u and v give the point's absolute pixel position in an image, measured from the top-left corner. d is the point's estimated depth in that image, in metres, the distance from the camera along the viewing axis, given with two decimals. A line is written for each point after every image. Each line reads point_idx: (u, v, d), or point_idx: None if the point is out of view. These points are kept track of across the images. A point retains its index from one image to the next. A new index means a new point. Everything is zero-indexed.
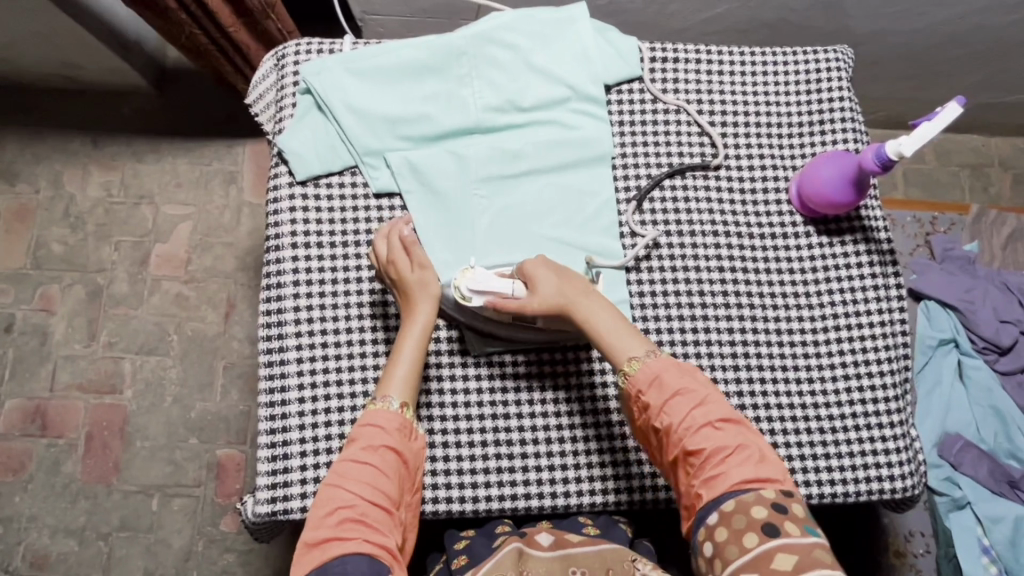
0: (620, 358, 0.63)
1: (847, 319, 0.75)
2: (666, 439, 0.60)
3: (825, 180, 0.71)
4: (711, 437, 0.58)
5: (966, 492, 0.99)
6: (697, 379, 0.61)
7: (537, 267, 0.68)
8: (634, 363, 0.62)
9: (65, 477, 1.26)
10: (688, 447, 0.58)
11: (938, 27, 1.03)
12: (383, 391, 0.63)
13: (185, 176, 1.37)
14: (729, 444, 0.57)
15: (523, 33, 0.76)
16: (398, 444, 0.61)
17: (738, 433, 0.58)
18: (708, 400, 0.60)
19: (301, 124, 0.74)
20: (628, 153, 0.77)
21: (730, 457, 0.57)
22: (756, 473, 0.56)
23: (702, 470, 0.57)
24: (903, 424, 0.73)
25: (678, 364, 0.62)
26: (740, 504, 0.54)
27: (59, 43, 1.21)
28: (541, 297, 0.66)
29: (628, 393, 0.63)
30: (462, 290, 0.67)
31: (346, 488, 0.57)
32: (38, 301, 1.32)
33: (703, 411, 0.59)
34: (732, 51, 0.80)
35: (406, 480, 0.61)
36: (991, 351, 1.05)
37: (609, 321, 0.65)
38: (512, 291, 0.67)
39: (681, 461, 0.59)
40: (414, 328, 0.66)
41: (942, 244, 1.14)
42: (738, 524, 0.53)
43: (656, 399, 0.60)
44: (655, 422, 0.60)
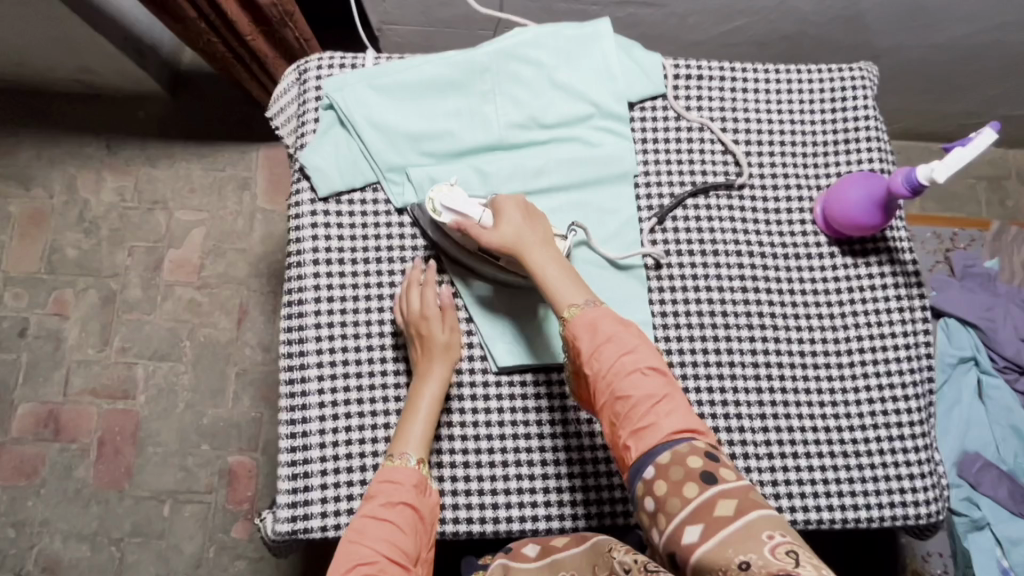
0: (560, 306, 0.63)
1: (870, 342, 0.74)
2: (597, 387, 0.59)
3: (853, 202, 0.71)
4: (640, 385, 0.57)
5: (985, 513, 0.98)
6: (630, 331, 0.61)
7: (507, 206, 0.67)
8: (574, 310, 0.62)
9: (77, 481, 1.26)
10: (616, 394, 0.58)
11: (962, 41, 1.02)
12: (399, 448, 0.64)
13: (199, 182, 1.37)
14: (656, 392, 0.57)
15: (547, 49, 0.75)
16: (416, 502, 0.61)
17: (666, 383, 0.58)
18: (638, 349, 0.59)
19: (324, 140, 0.74)
20: (651, 171, 0.76)
21: (658, 405, 0.56)
22: (683, 421, 0.56)
23: (634, 419, 0.56)
24: (927, 449, 0.72)
25: (613, 314, 0.61)
26: (675, 456, 0.53)
27: (77, 49, 1.21)
28: (503, 232, 0.65)
29: (567, 340, 0.62)
30: (434, 203, 0.67)
31: (364, 544, 0.58)
32: (52, 305, 1.33)
33: (632, 358, 0.58)
34: (756, 69, 0.80)
35: (424, 536, 0.61)
36: (1012, 370, 1.04)
37: (557, 268, 0.64)
38: (478, 219, 0.66)
39: (611, 409, 0.58)
40: (431, 383, 0.66)
41: (962, 261, 1.13)
42: (676, 475, 0.52)
43: (588, 347, 0.60)
44: (585, 371, 0.60)
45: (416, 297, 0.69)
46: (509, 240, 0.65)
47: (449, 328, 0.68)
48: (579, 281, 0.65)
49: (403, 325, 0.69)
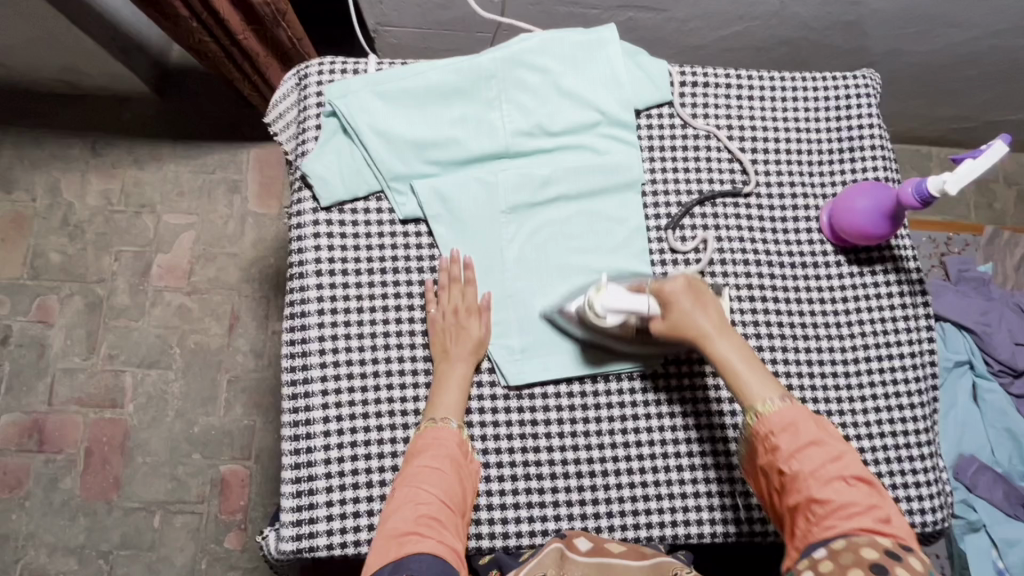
0: (750, 398, 0.60)
1: (876, 349, 0.74)
2: (790, 485, 0.57)
3: (860, 212, 0.70)
4: (842, 491, 0.55)
5: (981, 515, 0.99)
6: (834, 434, 0.59)
7: (676, 291, 0.63)
8: (768, 405, 0.59)
9: (64, 493, 1.23)
10: (814, 496, 0.55)
11: (958, 48, 1.03)
12: (438, 412, 0.65)
13: (188, 185, 1.34)
14: (859, 500, 0.54)
15: (553, 55, 0.74)
16: (461, 457, 0.63)
17: (873, 492, 0.55)
18: (844, 454, 0.57)
19: (326, 147, 0.72)
20: (658, 179, 0.76)
21: (859, 513, 0.54)
22: (878, 528, 0.53)
23: (824, 520, 0.54)
24: (932, 455, 0.73)
25: (814, 417, 0.59)
26: (851, 545, 0.52)
27: (60, 48, 1.17)
28: (681, 320, 0.62)
29: (754, 432, 0.60)
30: (597, 306, 0.63)
31: (418, 488, 0.60)
32: (35, 312, 1.29)
33: (837, 465, 0.56)
34: (762, 76, 0.79)
35: (467, 491, 0.63)
36: (1006, 373, 1.06)
37: (742, 358, 0.61)
38: (648, 309, 0.63)
39: (803, 508, 0.56)
40: (457, 366, 0.67)
41: (956, 266, 1.15)
42: (846, 561, 0.51)
43: (787, 444, 0.58)
44: (780, 467, 0.58)
45: (457, 289, 0.70)
46: (688, 327, 0.62)
47: (486, 325, 0.69)
48: (760, 365, 0.62)
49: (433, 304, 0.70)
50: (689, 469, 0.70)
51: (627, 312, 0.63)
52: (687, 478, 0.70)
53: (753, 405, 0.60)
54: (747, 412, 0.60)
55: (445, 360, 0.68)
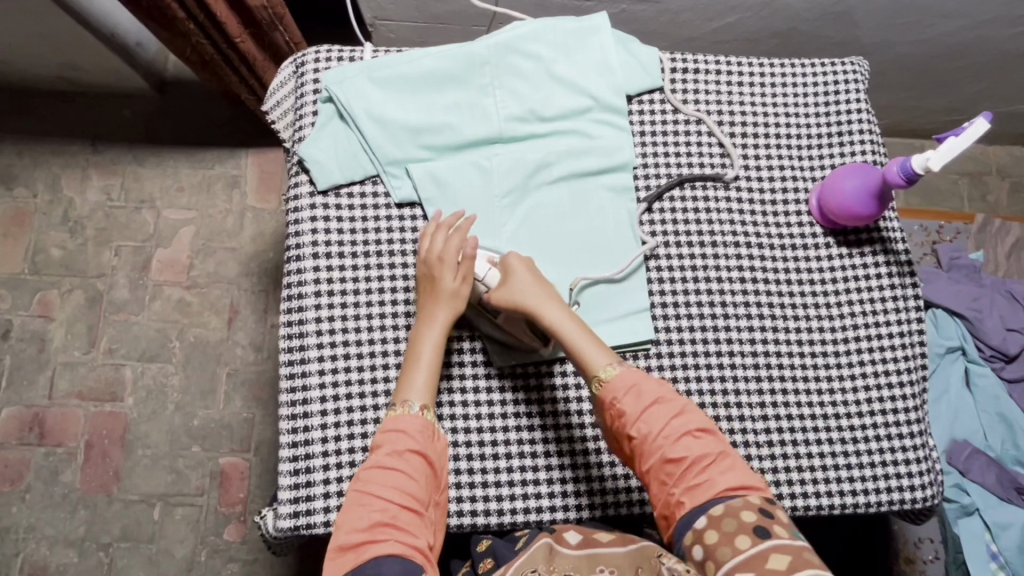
0: (593, 368, 0.64)
1: (866, 329, 0.75)
2: (643, 449, 0.60)
3: (848, 191, 0.72)
4: (691, 446, 0.59)
5: (974, 499, 1.00)
6: (672, 391, 0.63)
7: (517, 265, 0.68)
8: (610, 371, 0.63)
9: (64, 486, 1.23)
10: (667, 457, 0.59)
11: (947, 39, 1.04)
12: (403, 396, 0.64)
13: (187, 180, 1.35)
14: (710, 451, 0.59)
15: (546, 42, 0.75)
16: (425, 447, 0.61)
17: (717, 442, 0.60)
18: (687, 411, 0.61)
19: (323, 133, 0.73)
20: (649, 162, 0.77)
21: (711, 465, 0.58)
22: (741, 482, 0.57)
23: (684, 480, 0.58)
24: (922, 434, 0.74)
25: (651, 376, 0.63)
26: (729, 508, 0.55)
27: (61, 45, 1.19)
28: (510, 291, 0.67)
29: (601, 402, 0.63)
30: None
31: (375, 496, 0.58)
32: (36, 307, 1.30)
33: (681, 421, 0.60)
34: (751, 63, 0.81)
35: (435, 482, 0.62)
36: (998, 359, 1.07)
37: (572, 326, 0.65)
38: (484, 278, 0.68)
39: (660, 471, 0.59)
40: (433, 328, 0.66)
41: (948, 253, 1.16)
42: (728, 527, 0.54)
43: (633, 409, 0.61)
44: (631, 434, 0.61)
45: (441, 235, 0.69)
46: (523, 298, 0.66)
47: (463, 276, 0.68)
48: (591, 332, 0.66)
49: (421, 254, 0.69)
50: None
51: (462, 275, 0.69)
52: None
53: (595, 373, 0.63)
54: (593, 381, 0.63)
55: (424, 318, 0.67)
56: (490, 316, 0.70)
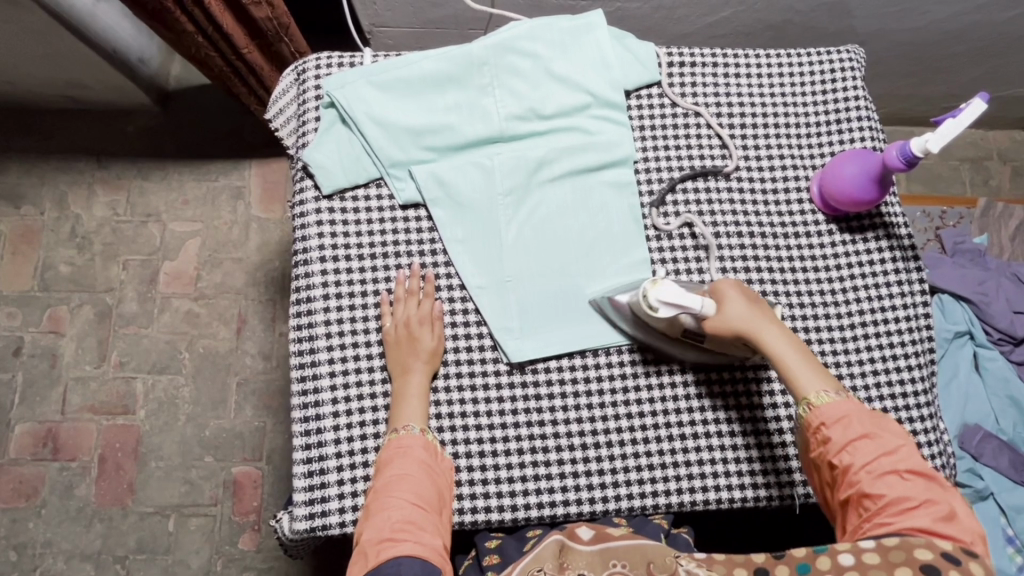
0: (802, 391, 0.63)
1: (872, 315, 0.75)
2: (841, 478, 0.59)
3: (849, 178, 0.72)
4: (895, 487, 0.56)
5: (988, 483, 1.00)
6: (891, 430, 0.59)
7: (731, 289, 0.66)
8: (822, 397, 0.61)
9: (79, 500, 1.24)
10: (865, 491, 0.57)
11: (942, 24, 1.05)
12: (400, 421, 0.66)
13: (192, 193, 1.36)
14: (915, 495, 0.56)
15: (543, 41, 0.76)
16: (430, 461, 0.64)
17: (930, 489, 0.56)
18: (900, 452, 0.58)
19: (326, 138, 0.74)
20: (650, 157, 0.77)
21: (914, 509, 0.55)
22: (934, 527, 0.54)
23: (876, 516, 0.56)
24: (932, 417, 0.74)
25: (871, 413, 0.60)
26: (904, 542, 0.53)
27: (64, 63, 1.20)
28: (728, 316, 0.65)
29: (805, 425, 0.62)
30: (648, 299, 0.65)
31: (392, 496, 0.60)
32: (46, 323, 1.31)
33: (890, 461, 0.57)
34: (747, 54, 0.81)
35: (441, 491, 0.64)
36: (1006, 341, 1.07)
37: (794, 351, 0.64)
38: (700, 309, 0.65)
39: (855, 501, 0.58)
40: (416, 377, 0.68)
41: (952, 238, 1.16)
42: (894, 556, 0.52)
43: (839, 438, 0.59)
44: (832, 461, 0.60)
45: (414, 300, 0.71)
46: (739, 322, 0.65)
47: (439, 335, 0.70)
48: (809, 356, 0.64)
49: (387, 319, 0.70)
50: (693, 436, 0.71)
51: (678, 308, 0.64)
52: (689, 446, 0.71)
53: (804, 396, 0.62)
54: (800, 404, 0.62)
55: (402, 373, 0.68)
56: (697, 340, 0.69)
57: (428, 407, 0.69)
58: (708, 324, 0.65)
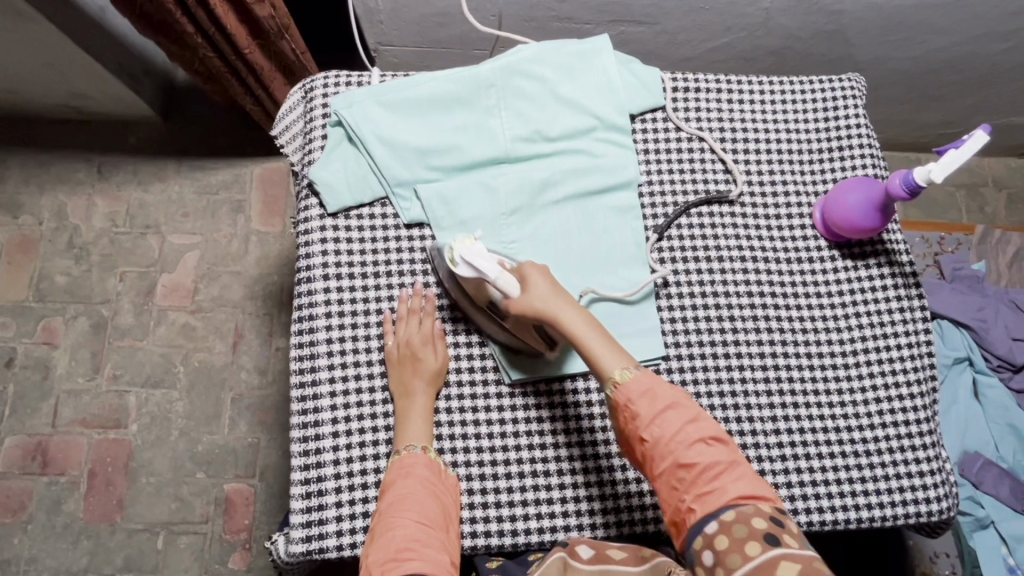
0: (607, 371, 0.60)
1: (875, 341, 0.75)
2: (653, 452, 0.58)
3: (852, 206, 0.73)
4: (704, 453, 0.57)
5: (989, 511, 0.99)
6: (684, 398, 0.60)
7: (536, 270, 0.65)
8: (626, 373, 0.60)
9: (66, 516, 1.22)
10: (679, 461, 0.57)
11: (940, 54, 1.06)
12: (403, 441, 0.66)
13: (192, 205, 1.36)
14: (721, 460, 0.56)
15: (550, 64, 0.77)
16: (435, 479, 0.64)
17: (729, 451, 0.58)
18: (698, 417, 0.59)
19: (332, 156, 0.74)
20: (654, 180, 0.78)
21: (724, 474, 0.56)
22: (751, 490, 0.55)
23: (697, 487, 0.56)
24: (934, 445, 0.73)
25: (665, 383, 0.61)
26: (740, 515, 0.53)
27: (69, 75, 1.20)
28: (529, 296, 0.63)
29: (614, 405, 0.60)
30: (455, 255, 0.65)
31: (397, 516, 0.59)
32: (40, 334, 1.29)
33: (696, 427, 0.58)
34: (751, 81, 0.82)
35: (447, 509, 0.63)
36: (1005, 368, 1.07)
37: (591, 332, 0.62)
38: (500, 282, 0.64)
39: (671, 475, 0.57)
40: (419, 397, 0.68)
41: (951, 264, 1.17)
42: (739, 533, 0.52)
43: (646, 412, 0.59)
44: (641, 436, 0.59)
45: (415, 320, 0.70)
46: (540, 303, 0.63)
47: (442, 355, 0.69)
48: (599, 327, 0.63)
49: (388, 337, 0.70)
50: None
51: (479, 273, 0.64)
52: None
53: (609, 376, 0.60)
54: (606, 386, 0.60)
55: (405, 395, 0.68)
56: (501, 314, 0.68)
57: (431, 426, 0.68)
58: (507, 300, 0.64)
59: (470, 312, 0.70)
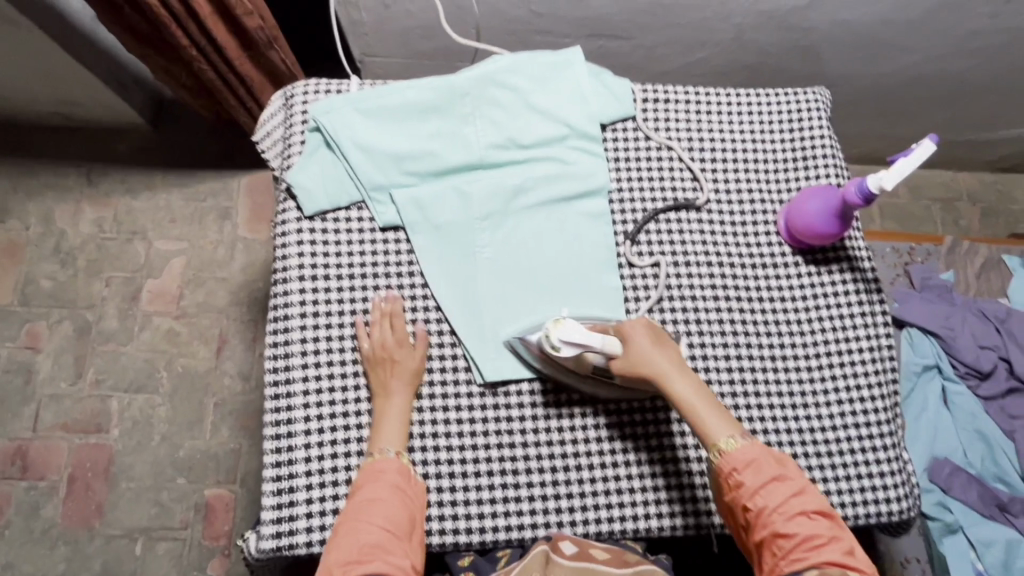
0: (712, 437, 0.63)
1: (837, 345, 0.77)
2: (756, 521, 0.60)
3: (812, 213, 0.75)
4: (804, 525, 0.58)
5: (957, 517, 1.01)
6: (791, 468, 0.62)
7: (635, 331, 0.67)
8: (731, 442, 0.62)
9: (44, 521, 1.21)
10: (778, 531, 0.58)
11: (907, 70, 1.10)
12: (377, 445, 0.67)
13: (179, 212, 1.38)
14: (823, 532, 0.57)
15: (524, 75, 0.80)
16: (404, 484, 0.64)
17: (832, 525, 0.58)
18: (805, 490, 0.60)
19: (310, 161, 0.77)
20: (623, 188, 0.80)
21: (824, 544, 0.57)
22: (844, 560, 0.56)
23: (791, 554, 0.57)
24: (895, 447, 0.75)
25: (774, 453, 0.62)
26: None
27: (59, 82, 1.22)
28: (636, 361, 0.65)
29: (719, 473, 0.63)
30: (552, 339, 0.67)
31: (361, 521, 0.60)
32: (23, 339, 1.30)
33: (801, 499, 0.59)
34: (719, 93, 0.85)
35: (415, 514, 0.63)
36: (972, 376, 1.09)
37: (697, 396, 0.64)
38: (605, 349, 0.66)
39: (769, 543, 0.58)
40: (394, 400, 0.69)
41: (920, 274, 1.20)
42: None
43: (750, 481, 0.61)
44: (745, 505, 0.61)
45: (388, 323, 0.72)
46: (649, 369, 0.65)
47: (417, 356, 0.71)
48: (705, 391, 0.65)
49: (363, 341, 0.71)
50: (661, 461, 0.72)
51: (582, 348, 0.66)
52: (658, 471, 0.72)
53: (715, 444, 0.62)
54: (711, 451, 0.63)
55: (382, 396, 0.69)
56: (606, 377, 0.70)
57: (407, 428, 0.69)
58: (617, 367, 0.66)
59: (570, 381, 0.72)
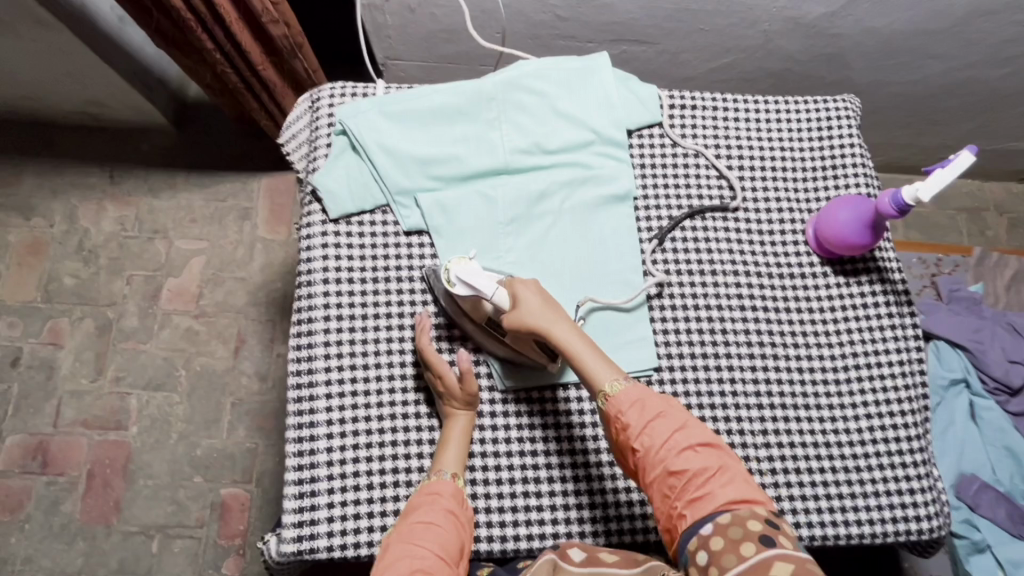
0: (599, 383, 0.63)
1: (866, 357, 0.76)
2: (646, 463, 0.60)
3: (842, 222, 0.74)
4: (693, 460, 0.58)
5: (985, 535, 0.99)
6: (675, 406, 0.62)
7: (527, 287, 0.68)
8: (615, 386, 0.62)
9: (64, 516, 1.22)
10: (670, 470, 0.58)
11: (936, 79, 1.08)
12: (435, 465, 0.67)
13: (200, 212, 1.39)
14: (710, 465, 0.58)
15: (550, 80, 0.79)
16: (458, 511, 0.64)
17: (717, 456, 0.59)
18: (688, 425, 0.60)
19: (336, 163, 0.77)
20: (649, 194, 0.79)
21: (715, 480, 0.57)
22: (741, 494, 0.56)
23: (687, 494, 0.57)
24: (927, 463, 0.73)
25: (656, 394, 0.62)
26: (736, 517, 0.54)
27: (86, 82, 1.24)
28: (523, 313, 0.66)
29: (609, 416, 0.62)
30: (450, 274, 0.67)
31: (415, 544, 0.59)
32: (46, 335, 1.31)
33: (684, 434, 0.59)
34: (746, 100, 0.84)
35: (463, 544, 0.63)
36: (1002, 391, 1.07)
37: (580, 343, 0.65)
38: (495, 298, 0.66)
39: (663, 484, 0.58)
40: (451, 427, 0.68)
41: (948, 286, 1.18)
42: (734, 534, 0.53)
43: (636, 421, 0.60)
44: (634, 447, 0.60)
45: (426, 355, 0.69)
46: (533, 320, 0.65)
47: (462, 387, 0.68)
48: (599, 349, 0.66)
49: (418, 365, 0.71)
50: None
51: (476, 291, 0.66)
52: None
53: (601, 389, 0.63)
54: (599, 397, 0.63)
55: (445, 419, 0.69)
56: (495, 329, 0.70)
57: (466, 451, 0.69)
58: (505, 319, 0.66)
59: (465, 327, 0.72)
